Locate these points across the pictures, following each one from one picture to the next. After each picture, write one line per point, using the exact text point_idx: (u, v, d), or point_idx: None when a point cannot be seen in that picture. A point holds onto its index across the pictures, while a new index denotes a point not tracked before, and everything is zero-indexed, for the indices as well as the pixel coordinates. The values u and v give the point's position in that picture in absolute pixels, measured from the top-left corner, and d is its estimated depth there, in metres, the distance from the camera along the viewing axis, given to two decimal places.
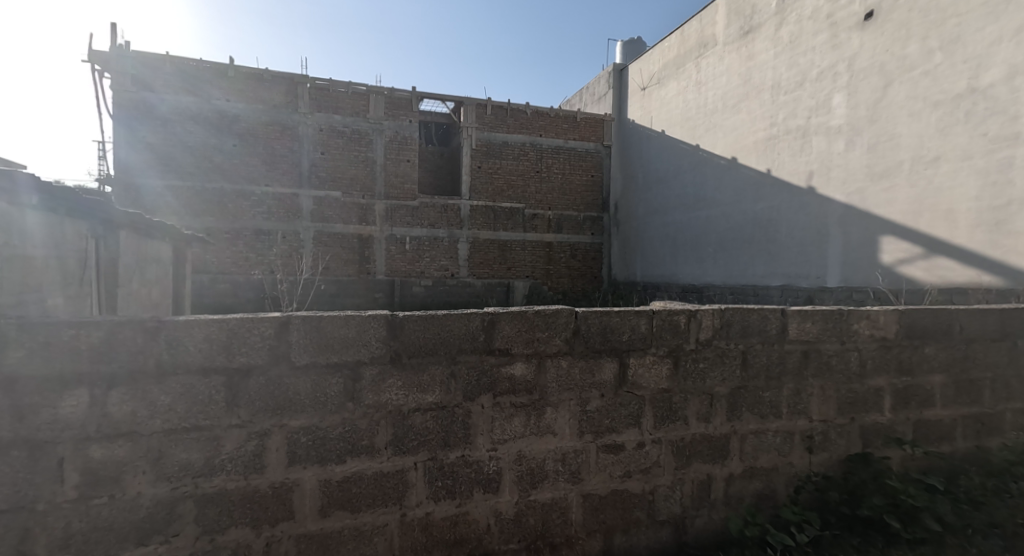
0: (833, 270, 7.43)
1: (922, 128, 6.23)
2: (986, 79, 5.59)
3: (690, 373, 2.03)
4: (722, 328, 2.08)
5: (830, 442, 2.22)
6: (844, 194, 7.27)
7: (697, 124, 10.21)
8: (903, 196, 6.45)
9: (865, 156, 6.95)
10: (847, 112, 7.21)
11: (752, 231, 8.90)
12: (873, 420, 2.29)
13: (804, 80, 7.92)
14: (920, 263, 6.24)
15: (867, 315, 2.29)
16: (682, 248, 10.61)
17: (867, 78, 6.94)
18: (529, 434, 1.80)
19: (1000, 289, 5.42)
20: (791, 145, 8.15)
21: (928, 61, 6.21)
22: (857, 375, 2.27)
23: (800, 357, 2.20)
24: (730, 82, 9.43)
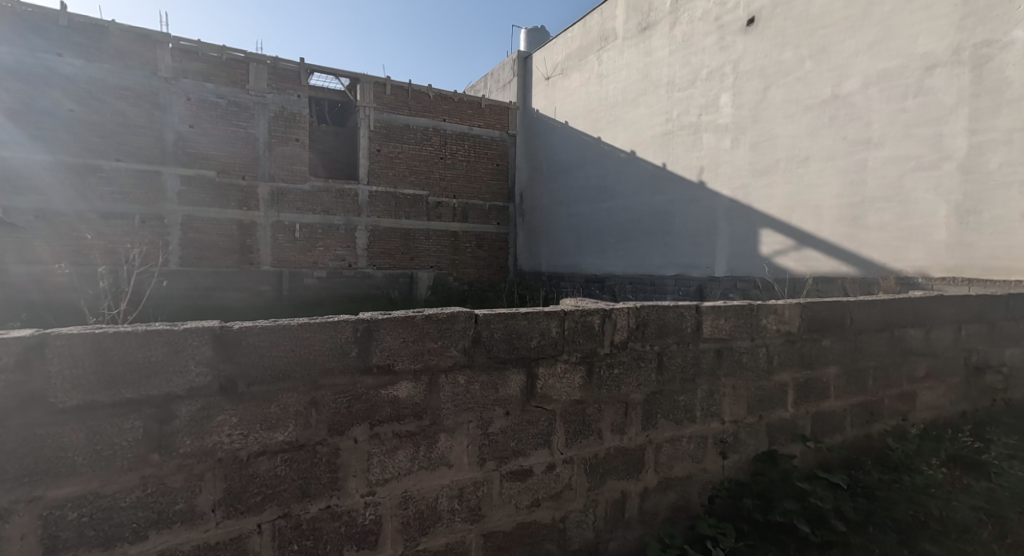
0: (721, 260, 7.85)
1: (796, 129, 6.70)
2: (847, 87, 6.13)
3: (604, 381, 1.84)
4: (637, 329, 1.92)
5: (740, 442, 2.24)
6: (730, 189, 7.67)
7: (599, 116, 10.33)
8: (780, 192, 6.91)
9: (749, 153, 7.36)
10: (733, 112, 7.58)
11: (650, 223, 9.17)
12: (777, 416, 2.36)
13: (696, 79, 8.24)
14: (792, 254, 6.74)
15: (775, 311, 2.33)
16: (585, 239, 10.74)
17: (751, 80, 7.34)
18: (419, 469, 1.47)
19: (859, 280, 5.98)
20: (684, 140, 8.47)
21: (800, 67, 6.68)
22: (765, 371, 2.31)
23: (714, 355, 2.15)
24: (630, 77, 9.61)
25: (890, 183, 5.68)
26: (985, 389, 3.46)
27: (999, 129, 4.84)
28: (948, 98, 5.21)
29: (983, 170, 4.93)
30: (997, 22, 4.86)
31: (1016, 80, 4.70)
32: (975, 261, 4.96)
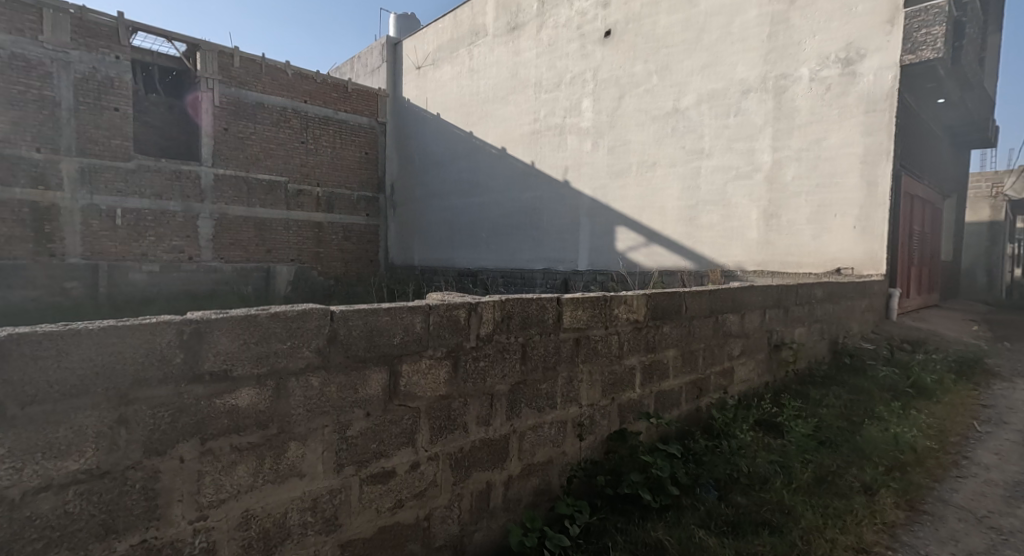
0: (584, 255, 8.71)
1: (646, 137, 7.83)
2: (685, 102, 7.46)
3: (470, 375, 1.85)
4: (502, 321, 1.96)
5: (595, 424, 2.42)
6: (592, 188, 8.55)
7: (471, 111, 10.43)
8: (633, 193, 8.01)
9: (606, 157, 8.28)
10: (593, 116, 8.44)
11: (520, 219, 9.64)
12: (626, 397, 2.60)
13: (561, 83, 8.93)
14: (643, 250, 7.90)
15: (625, 301, 2.54)
16: (458, 233, 10.83)
17: (607, 89, 8.25)
18: (264, 484, 1.35)
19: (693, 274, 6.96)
20: (553, 141, 9.10)
21: (648, 81, 7.82)
22: (616, 357, 2.51)
23: (573, 344, 2.28)
24: (499, 74, 9.90)
25: (717, 189, 7.12)
26: (780, 362, 4.18)
27: (791, 147, 6.48)
28: (757, 118, 6.77)
29: (780, 182, 6.53)
30: (791, 59, 6.51)
31: (803, 108, 6.40)
32: (774, 258, 6.57)
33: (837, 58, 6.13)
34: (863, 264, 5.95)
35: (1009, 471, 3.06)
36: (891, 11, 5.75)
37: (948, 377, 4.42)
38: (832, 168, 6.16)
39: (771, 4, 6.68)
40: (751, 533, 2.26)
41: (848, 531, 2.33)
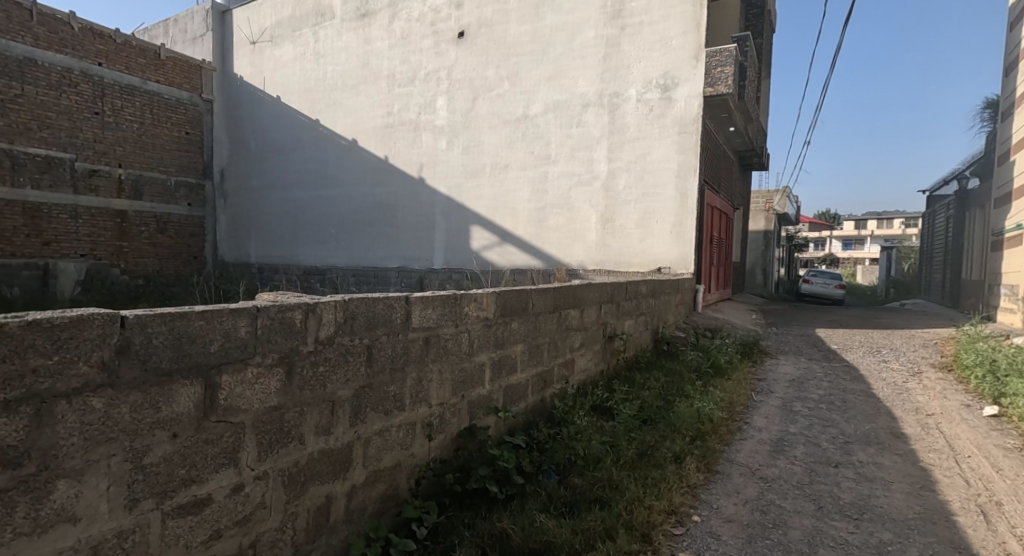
0: (438, 253, 8.98)
1: (498, 140, 8.35)
2: (533, 110, 8.08)
3: (307, 382, 1.71)
4: (345, 322, 1.85)
5: (445, 423, 2.42)
6: (446, 186, 8.79)
7: (316, 98, 9.86)
8: (486, 193, 8.48)
9: (461, 156, 8.65)
10: (447, 115, 8.71)
11: (372, 215, 9.51)
12: (477, 393, 2.65)
13: (414, 78, 8.95)
14: (495, 249, 8.42)
15: (475, 299, 2.59)
16: (302, 228, 10.22)
17: (462, 90, 8.57)
18: (15, 539, 1.08)
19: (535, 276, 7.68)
20: (407, 137, 9.07)
21: (500, 86, 8.31)
22: (467, 353, 2.55)
23: (422, 344, 2.25)
24: (348, 62, 9.51)
25: (562, 193, 7.85)
26: (613, 351, 4.62)
27: (622, 160, 7.44)
28: (595, 130, 7.64)
29: (614, 190, 7.49)
30: (621, 80, 7.47)
31: (632, 125, 7.39)
32: (609, 258, 7.54)
33: (657, 84, 7.21)
34: (678, 264, 7.07)
35: (774, 431, 3.81)
36: (695, 49, 6.94)
37: (736, 357, 5.34)
38: (654, 180, 7.22)
39: (607, 28, 7.57)
40: (585, 510, 2.48)
41: (662, 496, 2.71)
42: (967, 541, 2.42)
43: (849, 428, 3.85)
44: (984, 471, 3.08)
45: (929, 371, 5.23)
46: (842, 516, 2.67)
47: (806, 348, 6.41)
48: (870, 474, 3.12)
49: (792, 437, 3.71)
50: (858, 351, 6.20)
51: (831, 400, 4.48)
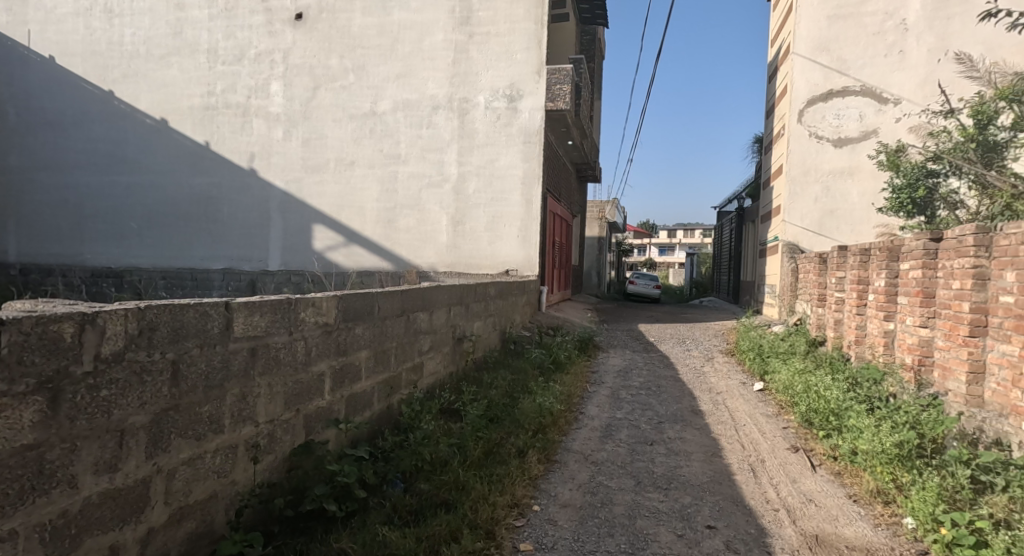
0: (275, 253, 8.49)
1: (343, 134, 8.16)
2: (381, 107, 8.05)
3: (81, 411, 1.39)
4: (141, 335, 1.55)
5: (275, 441, 2.23)
6: (283, 180, 8.38)
7: (112, 65, 8.69)
8: (330, 191, 8.24)
9: (300, 149, 8.31)
10: (284, 103, 8.33)
11: (189, 208, 8.65)
12: (315, 406, 2.51)
13: (242, 57, 8.39)
14: (342, 250, 8.25)
15: (312, 304, 2.46)
16: (96, 221, 8.91)
17: (300, 76, 8.26)
18: None
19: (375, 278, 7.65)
20: (232, 120, 8.46)
21: (344, 78, 8.14)
22: (302, 363, 2.41)
23: (247, 355, 2.04)
24: (154, 27, 8.54)
25: (413, 194, 7.94)
26: (463, 353, 4.66)
27: (471, 164, 7.72)
28: (446, 133, 7.82)
29: (464, 194, 7.75)
30: (470, 86, 7.73)
31: (481, 131, 7.68)
32: (460, 261, 7.80)
33: (503, 94, 7.57)
34: (524, 266, 7.55)
35: (604, 418, 4.19)
36: (538, 65, 7.46)
37: (574, 353, 5.76)
38: (502, 186, 7.59)
39: (455, 33, 7.75)
40: (430, 515, 2.44)
41: (505, 491, 2.80)
42: (742, 495, 2.92)
43: (662, 410, 4.39)
44: (754, 436, 3.76)
45: (719, 357, 6.25)
46: (654, 488, 3.02)
47: (630, 341, 7.21)
48: (676, 448, 3.59)
49: (617, 421, 4.11)
50: (669, 341, 7.16)
51: (649, 386, 5.09)
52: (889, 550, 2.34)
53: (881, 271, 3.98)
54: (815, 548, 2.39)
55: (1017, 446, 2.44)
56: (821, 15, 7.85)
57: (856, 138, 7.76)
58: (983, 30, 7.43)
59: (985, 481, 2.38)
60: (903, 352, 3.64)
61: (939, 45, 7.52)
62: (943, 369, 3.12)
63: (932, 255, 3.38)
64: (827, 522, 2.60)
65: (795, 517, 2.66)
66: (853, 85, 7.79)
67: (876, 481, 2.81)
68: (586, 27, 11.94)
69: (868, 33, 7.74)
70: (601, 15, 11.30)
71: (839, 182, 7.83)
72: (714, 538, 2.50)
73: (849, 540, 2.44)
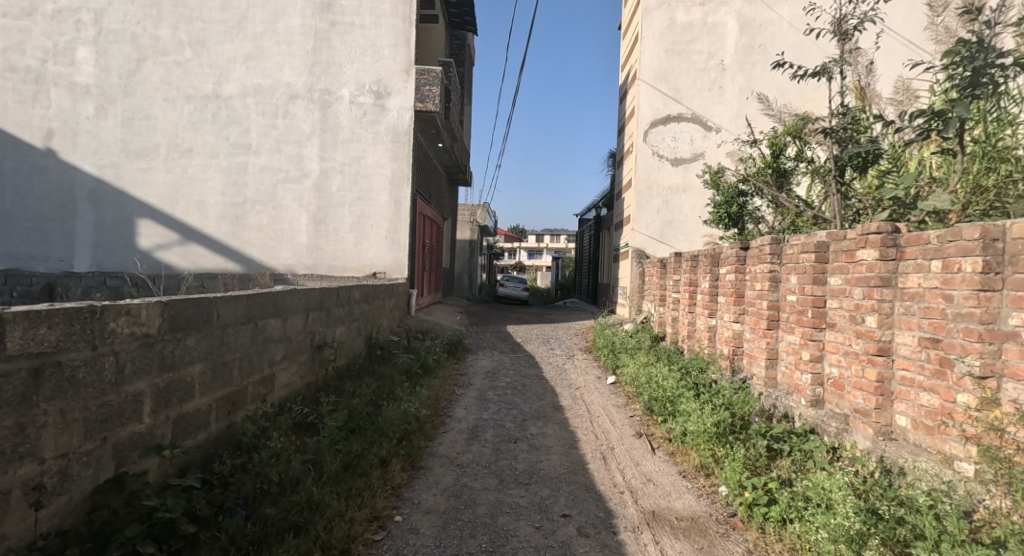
0: (82, 253, 7.30)
1: (176, 116, 7.32)
2: (226, 89, 7.32)
3: None
4: None
5: (72, 479, 1.86)
6: (94, 164, 7.28)
7: None
8: (159, 179, 7.30)
9: (118, 129, 7.30)
10: (96, 73, 7.26)
11: None
12: (130, 431, 2.15)
13: (36, 12, 7.17)
14: (176, 249, 7.39)
15: (127, 312, 2.11)
16: None
17: (119, 44, 7.25)
18: None
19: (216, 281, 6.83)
20: (14, 84, 7.22)
21: (178, 52, 7.30)
22: (113, 383, 2.05)
23: (27, 377, 1.69)
24: None
25: (265, 188, 7.31)
26: (322, 361, 4.34)
27: (334, 160, 7.30)
28: (304, 125, 7.31)
29: (326, 192, 7.29)
30: (331, 77, 7.33)
31: (345, 126, 7.31)
32: (321, 262, 7.33)
33: (368, 89, 7.30)
34: (390, 268, 7.34)
35: (470, 420, 4.21)
36: (406, 64, 7.31)
37: (443, 356, 5.72)
38: (368, 185, 7.29)
39: (314, 19, 7.32)
40: (276, 542, 2.23)
41: (364, 505, 2.67)
42: (594, 481, 3.13)
43: (526, 407, 4.55)
44: (606, 426, 4.07)
45: (578, 354, 6.67)
46: (515, 484, 3.11)
47: (498, 342, 7.37)
48: (538, 444, 3.74)
49: (484, 422, 4.17)
50: (534, 341, 7.46)
51: (514, 385, 5.24)
52: (708, 516, 2.68)
53: (706, 274, 4.57)
54: (652, 523, 2.64)
55: (798, 417, 2.96)
56: (659, 48, 8.85)
57: (688, 158, 8.84)
58: (777, 77, 8.92)
59: (777, 448, 2.84)
60: (723, 344, 4.21)
61: (746, 85, 8.87)
62: (750, 356, 3.67)
63: (742, 262, 3.97)
64: (663, 498, 2.89)
65: (637, 497, 2.92)
66: (685, 112, 8.87)
67: (699, 457, 3.19)
68: (456, 32, 12.00)
69: (695, 69, 8.88)
70: (469, 22, 11.46)
71: (674, 196, 8.86)
72: (568, 526, 2.63)
73: (679, 512, 2.74)
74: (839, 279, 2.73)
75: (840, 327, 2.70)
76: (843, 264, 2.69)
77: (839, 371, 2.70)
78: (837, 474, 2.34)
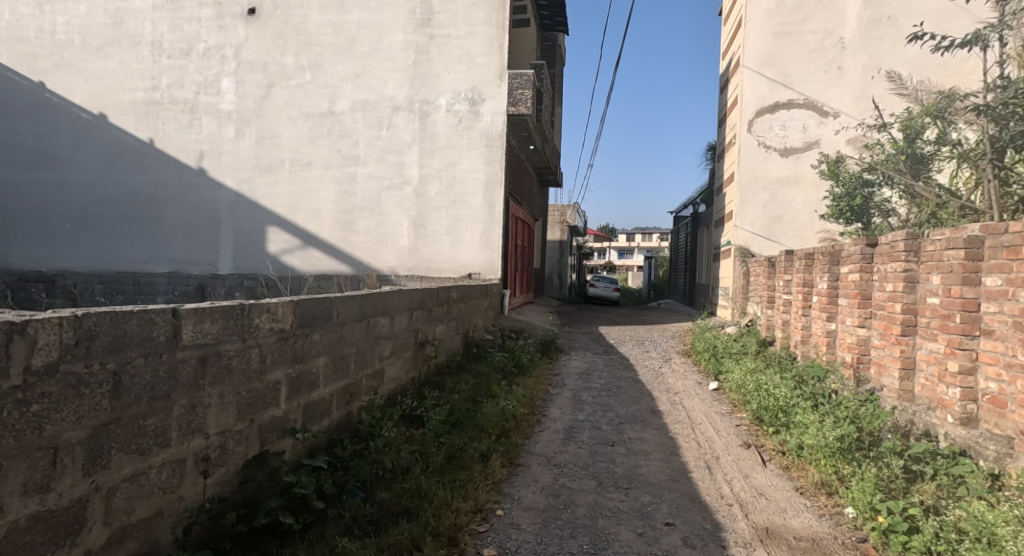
0: (225, 257, 8.37)
1: (298, 134, 8.12)
2: (339, 106, 7.98)
3: (9, 427, 1.35)
4: (79, 345, 1.52)
5: (227, 454, 2.14)
6: (234, 180, 8.30)
7: (41, 55, 8.52)
8: (284, 191, 8.15)
9: (252, 148, 8.25)
10: (235, 100, 8.26)
11: (128, 207, 8.50)
12: (270, 415, 2.43)
13: (190, 52, 8.33)
14: (298, 253, 8.18)
15: (268, 310, 2.39)
16: (19, 220, 8.66)
17: (253, 73, 8.20)
18: None
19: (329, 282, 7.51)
20: (175, 115, 8.43)
21: (299, 76, 8.10)
22: (257, 372, 2.33)
23: (196, 363, 1.98)
24: (93, 16, 8.43)
25: (371, 196, 7.88)
26: (424, 357, 4.59)
27: (432, 166, 7.68)
28: (406, 135, 7.77)
29: (425, 197, 7.69)
30: (430, 89, 7.72)
31: (442, 133, 7.66)
32: (420, 264, 7.75)
33: (464, 97, 7.59)
34: (485, 270, 7.56)
35: (566, 420, 4.22)
36: (499, 69, 7.51)
37: (536, 356, 5.78)
38: (463, 189, 7.58)
39: (415, 34, 7.75)
40: (391, 524, 2.40)
41: (468, 496, 2.78)
42: (698, 491, 3.00)
43: (621, 411, 4.47)
44: (709, 434, 3.88)
45: (676, 358, 6.40)
46: (615, 488, 3.07)
47: (591, 343, 7.30)
48: (636, 448, 3.66)
49: (579, 423, 4.16)
50: (628, 343, 7.28)
51: (609, 387, 5.16)
52: (832, 538, 2.45)
53: (823, 274, 4.19)
54: (766, 540, 2.48)
55: (943, 437, 2.63)
56: (767, 31, 8.22)
57: (800, 148, 8.15)
58: (910, 50, 7.95)
59: (917, 470, 2.55)
60: (844, 351, 3.84)
61: (872, 63, 8.00)
62: (879, 366, 3.32)
63: (869, 260, 3.60)
64: (777, 514, 2.71)
65: (748, 511, 2.76)
66: (797, 98, 8.19)
67: (820, 474, 2.94)
68: (546, 34, 12.09)
69: (809, 50, 8.16)
70: (561, 23, 11.48)
71: (784, 190, 8.21)
72: (672, 535, 2.55)
73: (796, 531, 2.54)
74: (997, 279, 2.38)
75: (1000, 334, 2.35)
76: (1002, 262, 2.35)
77: (999, 386, 2.36)
78: (1003, 506, 2.08)
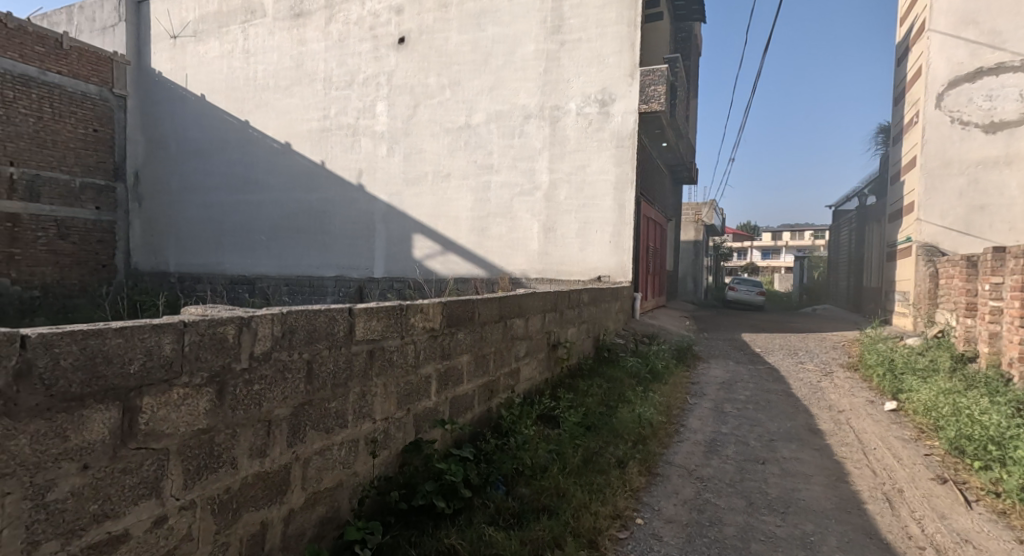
0: (380, 262, 9.33)
1: (439, 148, 8.76)
2: (475, 119, 8.44)
3: (238, 402, 1.65)
4: (283, 337, 1.82)
5: (390, 438, 2.39)
6: (386, 193, 9.22)
7: (244, 98, 10.35)
8: (428, 201, 8.85)
9: (402, 163, 9.09)
10: (388, 121, 9.19)
11: (305, 221, 9.92)
12: (423, 406, 2.66)
13: (353, 82, 9.46)
14: (439, 258, 8.78)
15: (421, 310, 2.62)
16: (229, 234, 10.61)
17: (403, 96, 9.05)
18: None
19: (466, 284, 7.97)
20: (341, 139, 9.61)
21: (440, 94, 8.74)
22: (413, 366, 2.57)
23: (366, 356, 2.24)
24: (280, 61, 10.03)
25: (504, 202, 8.19)
26: (557, 359, 4.64)
27: (562, 170, 7.77)
28: (537, 141, 7.96)
29: (555, 201, 7.80)
30: (561, 94, 7.81)
31: (572, 137, 7.71)
32: (551, 267, 7.87)
33: (595, 99, 7.56)
34: (616, 273, 7.42)
35: (708, 432, 3.97)
36: (630, 67, 7.35)
37: (671, 363, 5.52)
38: (594, 191, 7.54)
39: (546, 42, 7.92)
40: (533, 520, 2.47)
41: (607, 501, 2.76)
42: (875, 526, 2.62)
43: (772, 427, 4.06)
44: (886, 461, 3.35)
45: (838, 372, 5.65)
46: (769, 510, 2.81)
47: (732, 351, 6.77)
48: (791, 469, 3.31)
49: (723, 437, 3.87)
50: (777, 353, 6.60)
51: (756, 400, 4.73)
52: None
53: None
54: None
55: None
56: None
57: (1014, 121, 6.71)
58: None
59: None
60: None
61: None
62: None
63: None
64: None
65: None
66: (1010, 60, 6.76)
67: None
68: (680, 25, 11.53)
69: None
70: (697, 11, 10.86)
71: (986, 173, 6.82)
72: None
73: None
74: None
75: None
76: None
77: None
78: None
